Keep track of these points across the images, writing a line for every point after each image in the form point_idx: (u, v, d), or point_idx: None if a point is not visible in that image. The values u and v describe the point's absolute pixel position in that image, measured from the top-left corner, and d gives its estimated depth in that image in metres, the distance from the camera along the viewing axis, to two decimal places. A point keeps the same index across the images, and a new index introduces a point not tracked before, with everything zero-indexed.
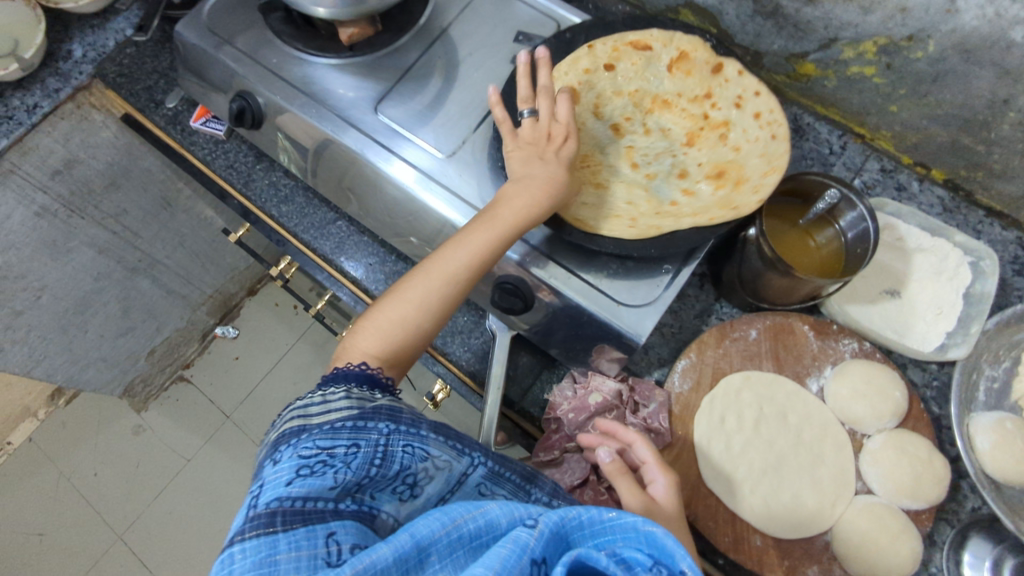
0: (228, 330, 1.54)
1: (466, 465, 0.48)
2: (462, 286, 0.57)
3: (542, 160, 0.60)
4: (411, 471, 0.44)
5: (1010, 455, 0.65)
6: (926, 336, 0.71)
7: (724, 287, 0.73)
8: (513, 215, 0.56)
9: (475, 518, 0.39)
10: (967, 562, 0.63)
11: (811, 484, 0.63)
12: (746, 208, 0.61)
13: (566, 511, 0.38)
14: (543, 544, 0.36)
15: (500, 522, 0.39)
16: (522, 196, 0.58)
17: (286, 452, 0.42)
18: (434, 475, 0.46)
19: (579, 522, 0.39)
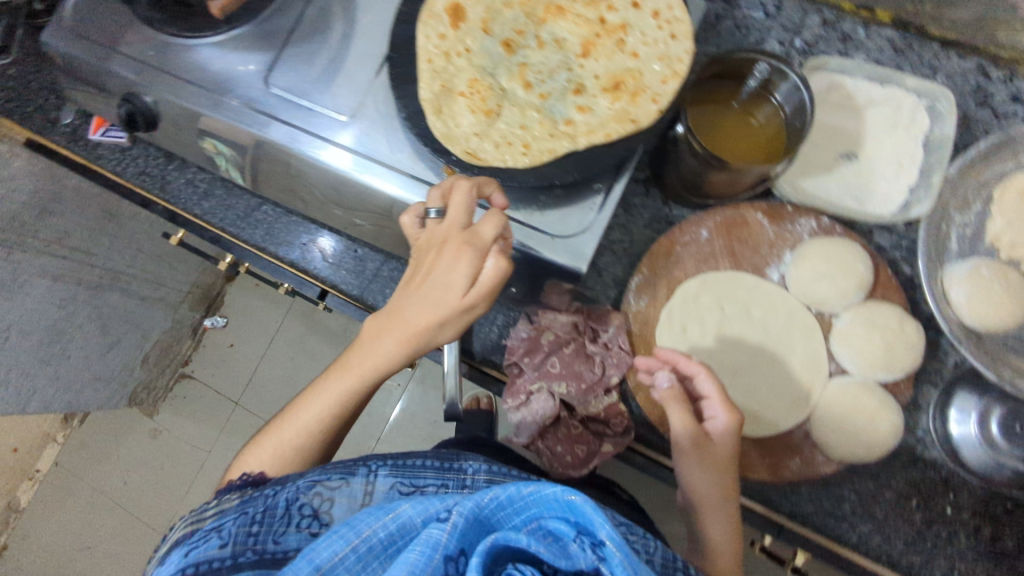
0: (216, 321, 1.56)
1: (364, 477, 0.46)
2: (348, 412, 0.52)
3: (410, 295, 0.47)
4: (304, 502, 0.43)
5: (988, 303, 0.63)
6: (890, 196, 0.67)
7: (670, 190, 0.69)
8: (368, 369, 0.48)
9: (379, 530, 0.34)
10: (953, 419, 0.63)
11: (783, 377, 0.63)
12: (643, 121, 0.59)
13: (482, 493, 0.33)
14: (457, 538, 0.31)
15: (413, 523, 0.34)
16: (404, 320, 0.47)
17: (179, 551, 0.42)
18: (333, 499, 0.44)
19: (500, 503, 0.34)
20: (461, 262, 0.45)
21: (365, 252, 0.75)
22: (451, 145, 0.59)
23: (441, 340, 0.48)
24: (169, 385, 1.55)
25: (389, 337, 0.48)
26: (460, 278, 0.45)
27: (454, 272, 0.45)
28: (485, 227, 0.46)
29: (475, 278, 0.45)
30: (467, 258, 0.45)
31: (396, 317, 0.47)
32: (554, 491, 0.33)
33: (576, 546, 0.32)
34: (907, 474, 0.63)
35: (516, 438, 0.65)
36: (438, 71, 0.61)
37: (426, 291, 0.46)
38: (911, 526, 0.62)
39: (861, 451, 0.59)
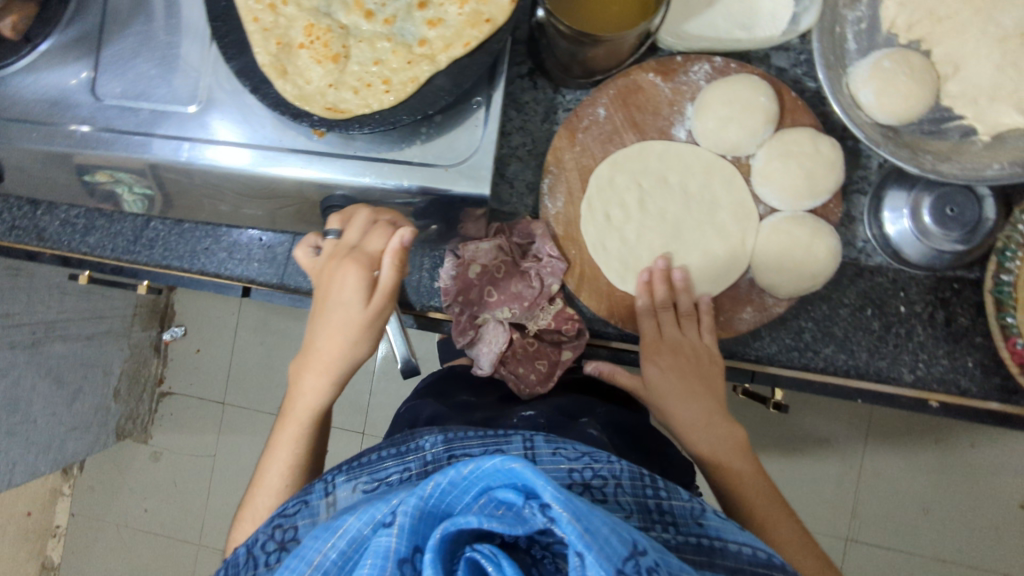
0: (176, 331, 1.51)
1: (324, 492, 0.44)
2: (307, 459, 0.57)
3: (317, 328, 0.56)
4: (266, 539, 0.42)
5: (897, 96, 0.60)
6: (776, 13, 0.63)
7: (556, 76, 0.65)
8: (305, 404, 0.56)
9: (333, 550, 0.34)
10: (888, 219, 0.63)
11: (715, 235, 0.63)
12: (499, 18, 0.53)
13: (422, 487, 0.33)
14: (406, 539, 0.33)
15: (364, 535, 0.34)
16: (322, 349, 0.55)
17: None
18: (296, 525, 0.42)
19: (444, 490, 0.34)
20: (350, 278, 0.53)
21: (271, 238, 0.72)
22: (308, 106, 0.54)
23: (359, 357, 0.56)
24: (153, 407, 1.53)
25: (310, 372, 0.56)
26: (353, 292, 0.53)
27: (347, 289, 0.53)
28: (362, 240, 0.54)
29: (367, 289, 0.53)
30: (353, 270, 0.53)
31: (313, 351, 0.56)
32: (493, 465, 0.33)
33: (528, 512, 0.32)
34: (857, 287, 0.65)
35: (479, 370, 0.65)
36: (268, 29, 0.55)
37: (332, 317, 0.54)
38: (871, 334, 0.65)
39: (805, 284, 0.60)
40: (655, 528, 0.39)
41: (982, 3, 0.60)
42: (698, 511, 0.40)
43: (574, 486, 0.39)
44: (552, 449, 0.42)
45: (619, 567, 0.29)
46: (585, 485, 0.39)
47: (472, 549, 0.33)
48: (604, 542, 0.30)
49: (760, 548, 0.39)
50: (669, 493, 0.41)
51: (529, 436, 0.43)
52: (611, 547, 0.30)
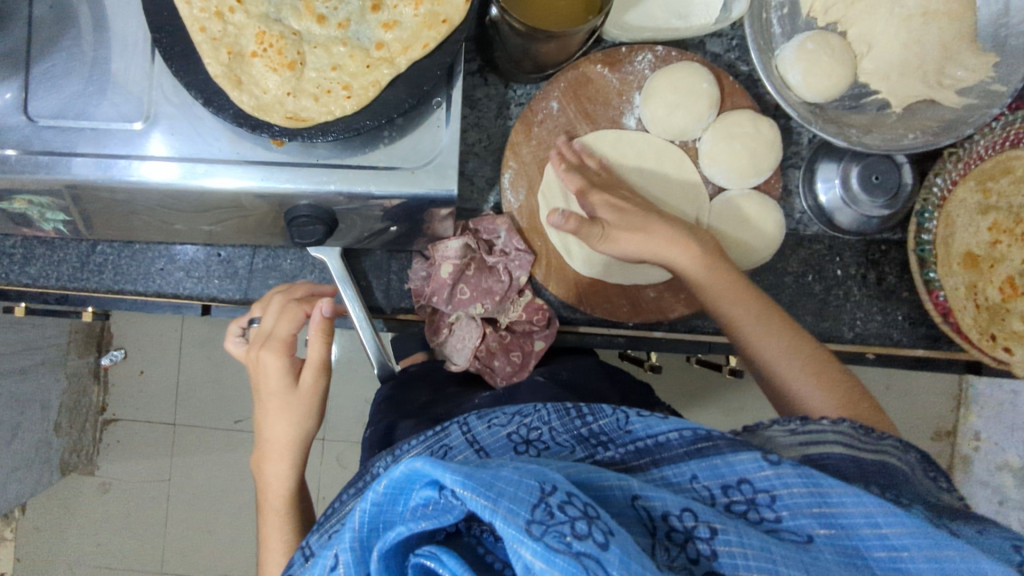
0: (115, 355, 1.44)
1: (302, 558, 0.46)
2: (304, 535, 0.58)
3: (263, 416, 0.57)
4: None
5: (823, 75, 0.65)
6: (709, 2, 0.65)
7: (506, 71, 0.66)
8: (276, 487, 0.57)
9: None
10: (821, 190, 0.68)
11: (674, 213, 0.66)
12: (455, 18, 0.54)
13: (351, 521, 0.39)
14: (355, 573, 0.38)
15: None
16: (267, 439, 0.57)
17: None
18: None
19: (374, 512, 0.39)
20: (270, 361, 0.55)
21: (228, 252, 0.70)
22: (269, 116, 0.54)
23: (308, 434, 0.58)
24: (97, 438, 1.46)
25: (271, 461, 0.57)
26: (274, 370, 0.55)
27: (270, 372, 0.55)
28: (275, 325, 0.57)
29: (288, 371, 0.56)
30: (269, 354, 0.56)
31: (263, 443, 0.57)
32: (399, 471, 0.37)
33: (447, 500, 0.37)
34: (798, 255, 0.70)
35: (454, 365, 0.68)
36: (217, 39, 0.53)
37: (264, 407, 0.56)
38: (814, 298, 0.70)
39: (754, 256, 0.65)
40: (598, 451, 0.46)
41: None
42: (624, 420, 0.47)
43: (518, 445, 0.48)
44: (487, 423, 0.50)
45: (529, 518, 0.35)
46: (525, 442, 0.48)
47: (417, 554, 0.38)
48: (512, 497, 0.36)
49: (690, 427, 0.44)
50: (595, 415, 0.48)
51: (464, 421, 0.51)
52: (519, 500, 0.36)
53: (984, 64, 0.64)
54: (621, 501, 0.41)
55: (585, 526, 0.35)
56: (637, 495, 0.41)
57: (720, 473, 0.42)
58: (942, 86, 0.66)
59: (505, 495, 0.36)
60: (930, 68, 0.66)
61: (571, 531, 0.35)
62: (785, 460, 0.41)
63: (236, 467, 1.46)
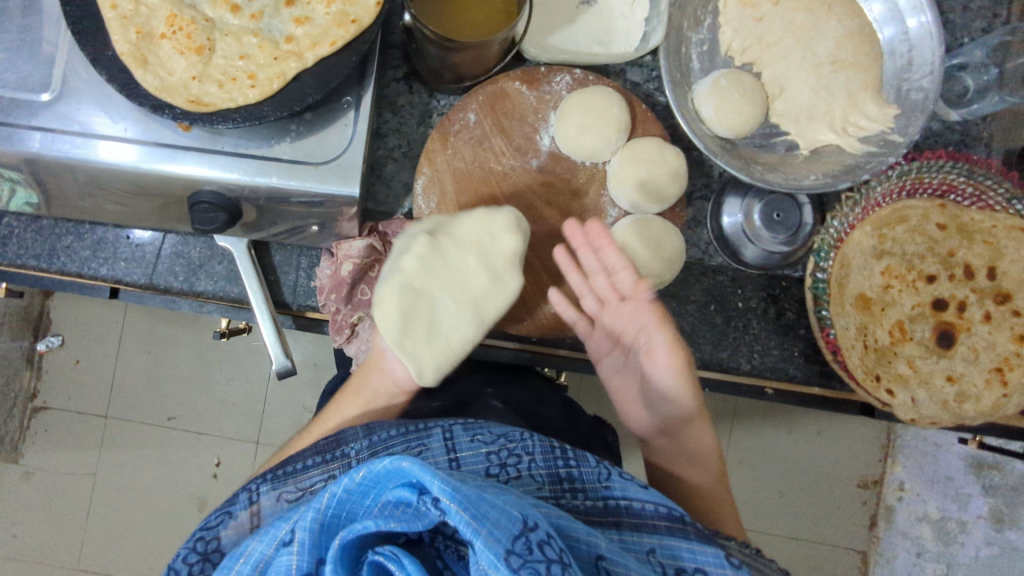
0: (52, 341, 1.43)
1: (247, 502, 0.55)
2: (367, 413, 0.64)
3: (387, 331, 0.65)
4: (190, 551, 0.51)
5: (732, 110, 0.66)
6: (630, 31, 0.69)
7: (428, 79, 0.68)
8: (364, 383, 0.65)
9: (243, 566, 0.45)
10: (726, 224, 0.68)
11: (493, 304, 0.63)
12: (364, 19, 0.56)
13: (318, 502, 0.43)
14: (306, 555, 0.43)
15: (267, 554, 0.45)
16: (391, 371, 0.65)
17: None
18: (220, 534, 0.52)
19: (340, 498, 0.44)
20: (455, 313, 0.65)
21: (138, 236, 0.69)
22: (171, 97, 0.54)
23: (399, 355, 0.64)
24: (24, 424, 1.43)
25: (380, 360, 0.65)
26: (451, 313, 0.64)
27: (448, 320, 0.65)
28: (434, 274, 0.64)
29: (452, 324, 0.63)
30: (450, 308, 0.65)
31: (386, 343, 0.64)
32: (383, 466, 0.43)
33: (424, 507, 0.42)
34: (702, 285, 0.70)
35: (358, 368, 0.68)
36: (127, 17, 0.55)
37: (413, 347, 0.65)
38: (714, 328, 0.69)
39: (656, 279, 0.64)
40: (566, 496, 0.52)
41: (801, 33, 0.69)
42: (605, 474, 0.54)
43: (492, 467, 0.53)
44: (470, 435, 0.55)
45: (507, 547, 0.40)
46: (500, 464, 0.53)
47: (375, 552, 0.42)
48: (495, 524, 0.41)
49: (664, 505, 0.52)
50: (579, 462, 0.54)
51: (448, 428, 0.55)
52: (500, 528, 0.41)
53: (884, 114, 0.67)
54: (586, 558, 0.45)
55: (557, 569, 0.39)
56: (602, 556, 0.46)
57: (678, 555, 0.49)
58: (847, 133, 0.68)
59: (490, 520, 0.41)
60: (837, 114, 0.68)
61: (543, 570, 0.39)
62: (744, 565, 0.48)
63: (166, 466, 1.43)
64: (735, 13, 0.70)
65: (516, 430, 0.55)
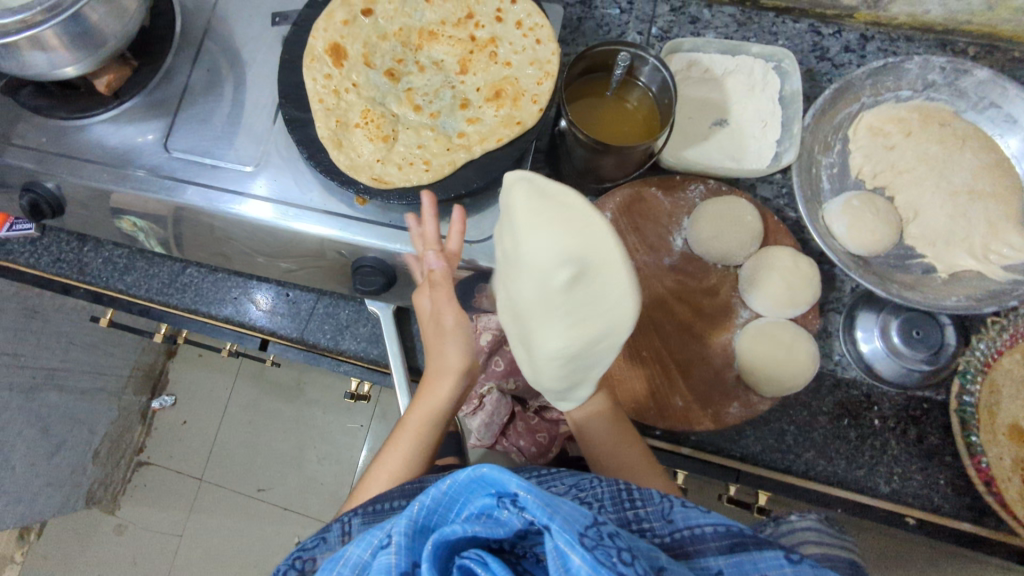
0: (165, 400, 1.51)
1: (341, 529, 0.55)
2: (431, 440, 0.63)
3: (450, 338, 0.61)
4: (288, 567, 0.52)
5: (867, 229, 0.68)
6: (762, 152, 0.73)
7: (569, 182, 0.74)
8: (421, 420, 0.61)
9: (342, 568, 0.44)
10: (861, 338, 0.69)
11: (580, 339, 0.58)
12: (528, 121, 0.63)
13: (409, 508, 0.43)
14: (404, 555, 0.42)
15: (363, 559, 0.44)
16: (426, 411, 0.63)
17: None
18: (315, 556, 0.53)
19: (428, 508, 0.43)
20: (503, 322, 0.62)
21: (296, 294, 0.78)
22: (358, 174, 0.62)
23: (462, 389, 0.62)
24: (127, 476, 1.50)
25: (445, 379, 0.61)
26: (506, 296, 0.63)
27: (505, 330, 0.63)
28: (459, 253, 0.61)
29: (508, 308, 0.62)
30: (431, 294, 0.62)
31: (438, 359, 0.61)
32: (467, 476, 0.43)
33: (505, 512, 0.42)
34: (834, 397, 0.70)
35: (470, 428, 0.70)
36: (331, 109, 0.64)
37: (444, 366, 0.61)
38: (848, 443, 0.69)
39: (788, 379, 0.64)
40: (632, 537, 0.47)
41: (936, 163, 0.71)
42: (667, 509, 0.48)
43: None
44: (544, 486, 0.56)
45: (580, 531, 0.39)
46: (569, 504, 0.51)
47: (462, 557, 0.42)
48: (567, 519, 0.39)
49: (724, 523, 0.46)
50: (644, 501, 0.49)
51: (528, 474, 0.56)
52: (572, 521, 0.39)
53: None
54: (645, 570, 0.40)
55: (630, 557, 0.38)
56: (663, 568, 0.41)
57: (743, 571, 0.43)
58: (989, 260, 0.67)
59: (562, 511, 0.39)
60: (977, 241, 0.68)
61: (617, 555, 0.38)
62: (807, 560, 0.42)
63: (249, 536, 1.46)
64: (866, 141, 0.73)
65: (588, 480, 0.54)
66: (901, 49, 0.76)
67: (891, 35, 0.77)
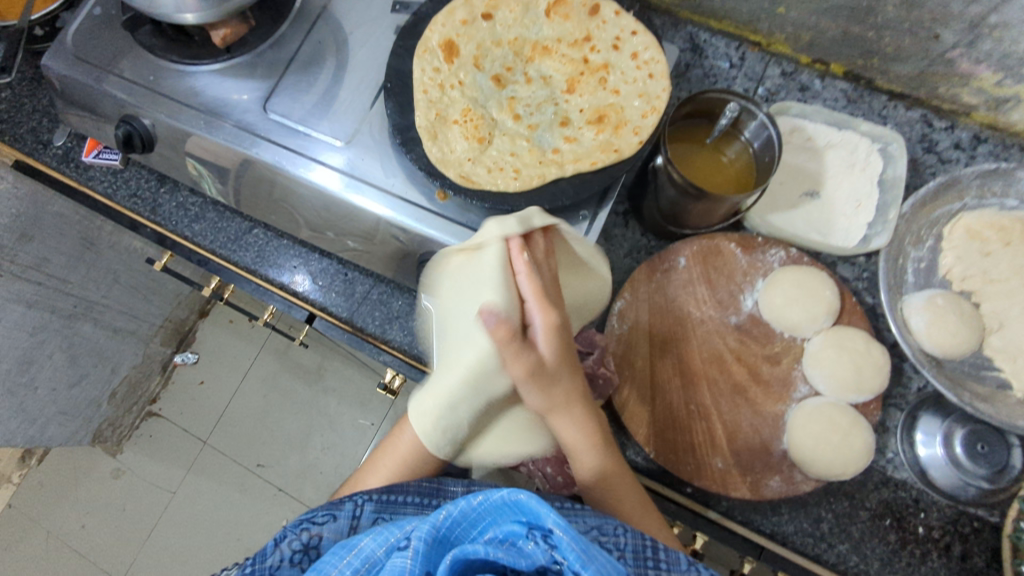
0: (187, 356, 1.52)
1: (351, 513, 0.53)
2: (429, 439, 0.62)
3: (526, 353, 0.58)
4: (293, 538, 0.48)
5: (947, 330, 0.65)
6: (850, 231, 0.71)
7: (648, 221, 0.73)
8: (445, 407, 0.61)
9: (352, 559, 0.42)
10: (919, 441, 0.66)
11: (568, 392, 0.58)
12: (625, 151, 0.62)
13: (434, 516, 0.42)
14: (420, 563, 0.39)
15: (376, 555, 0.42)
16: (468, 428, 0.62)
17: None
18: (321, 532, 0.49)
19: (455, 520, 0.42)
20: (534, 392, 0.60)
21: (354, 274, 0.79)
22: (446, 168, 0.62)
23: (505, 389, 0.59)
24: (135, 424, 1.50)
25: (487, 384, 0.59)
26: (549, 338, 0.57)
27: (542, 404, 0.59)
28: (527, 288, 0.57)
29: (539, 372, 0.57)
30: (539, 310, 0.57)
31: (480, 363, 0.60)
32: (501, 496, 0.43)
33: (531, 544, 0.40)
34: (880, 495, 0.67)
35: None
36: (433, 101, 0.64)
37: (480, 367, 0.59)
38: (887, 545, 0.65)
39: (837, 466, 0.62)
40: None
41: None
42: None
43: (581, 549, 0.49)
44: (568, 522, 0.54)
45: None
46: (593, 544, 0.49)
47: None
48: (601, 569, 0.38)
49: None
50: (670, 565, 0.46)
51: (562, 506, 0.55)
52: (605, 572, 0.38)
53: None
54: None
55: None
56: None
57: None
58: None
59: (596, 563, 0.38)
60: None
61: None
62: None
63: (237, 508, 1.44)
64: (962, 243, 0.71)
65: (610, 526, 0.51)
66: (1014, 157, 0.74)
67: (1007, 140, 0.74)
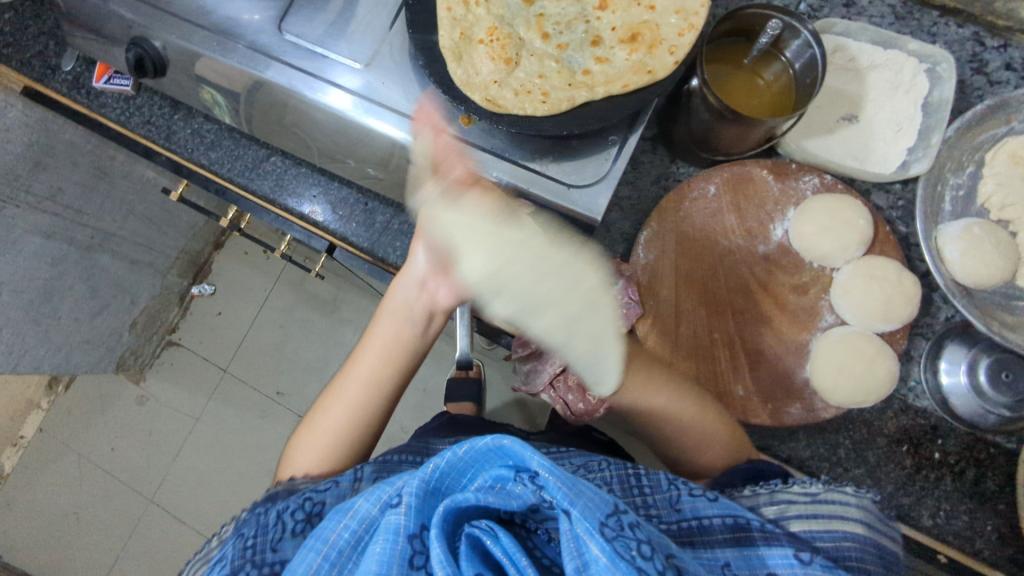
0: (204, 288, 1.53)
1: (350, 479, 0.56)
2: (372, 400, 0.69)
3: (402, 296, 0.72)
4: (297, 507, 0.52)
5: (980, 259, 0.64)
6: (888, 157, 0.69)
7: (678, 147, 0.71)
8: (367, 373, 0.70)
9: (350, 520, 0.43)
10: (943, 370, 0.66)
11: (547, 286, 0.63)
12: (660, 72, 0.59)
13: (424, 469, 0.43)
14: (413, 517, 0.41)
15: (372, 514, 0.43)
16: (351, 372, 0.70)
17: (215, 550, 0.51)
18: (323, 499, 0.53)
19: (443, 471, 0.43)
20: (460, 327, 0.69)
21: (374, 204, 0.78)
22: (471, 92, 0.59)
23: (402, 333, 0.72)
24: (156, 352, 1.52)
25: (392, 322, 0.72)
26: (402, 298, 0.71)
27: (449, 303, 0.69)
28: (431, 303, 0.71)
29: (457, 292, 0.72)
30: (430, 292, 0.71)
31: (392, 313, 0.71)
32: (486, 443, 0.43)
33: (520, 487, 0.42)
34: (898, 422, 0.68)
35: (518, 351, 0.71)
36: (458, 19, 0.62)
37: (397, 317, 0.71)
38: (902, 470, 0.67)
39: (862, 394, 0.63)
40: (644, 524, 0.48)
41: None
42: (676, 498, 0.49)
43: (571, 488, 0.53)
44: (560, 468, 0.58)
45: (602, 520, 0.38)
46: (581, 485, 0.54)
47: (472, 526, 0.41)
48: (588, 505, 0.39)
49: (733, 515, 0.47)
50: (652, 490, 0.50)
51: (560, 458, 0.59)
52: (593, 508, 0.39)
53: None
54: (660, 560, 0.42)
55: (649, 550, 0.38)
56: (673, 554, 0.41)
57: (752, 566, 0.45)
58: None
59: (585, 497, 0.39)
60: None
61: (637, 548, 0.38)
62: (816, 561, 0.43)
63: (259, 433, 1.48)
64: (1004, 168, 0.68)
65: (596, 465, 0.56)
66: None
67: None
